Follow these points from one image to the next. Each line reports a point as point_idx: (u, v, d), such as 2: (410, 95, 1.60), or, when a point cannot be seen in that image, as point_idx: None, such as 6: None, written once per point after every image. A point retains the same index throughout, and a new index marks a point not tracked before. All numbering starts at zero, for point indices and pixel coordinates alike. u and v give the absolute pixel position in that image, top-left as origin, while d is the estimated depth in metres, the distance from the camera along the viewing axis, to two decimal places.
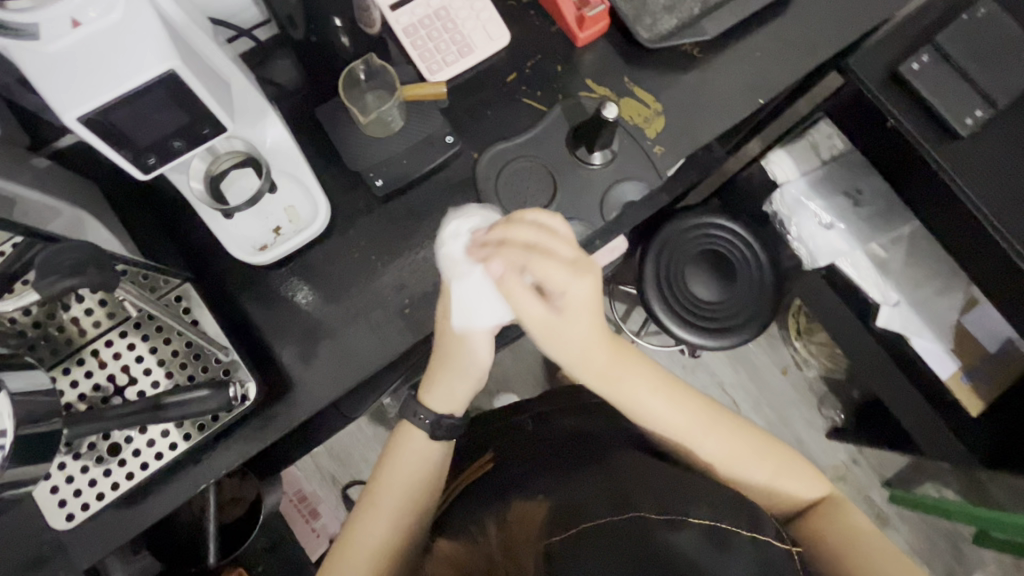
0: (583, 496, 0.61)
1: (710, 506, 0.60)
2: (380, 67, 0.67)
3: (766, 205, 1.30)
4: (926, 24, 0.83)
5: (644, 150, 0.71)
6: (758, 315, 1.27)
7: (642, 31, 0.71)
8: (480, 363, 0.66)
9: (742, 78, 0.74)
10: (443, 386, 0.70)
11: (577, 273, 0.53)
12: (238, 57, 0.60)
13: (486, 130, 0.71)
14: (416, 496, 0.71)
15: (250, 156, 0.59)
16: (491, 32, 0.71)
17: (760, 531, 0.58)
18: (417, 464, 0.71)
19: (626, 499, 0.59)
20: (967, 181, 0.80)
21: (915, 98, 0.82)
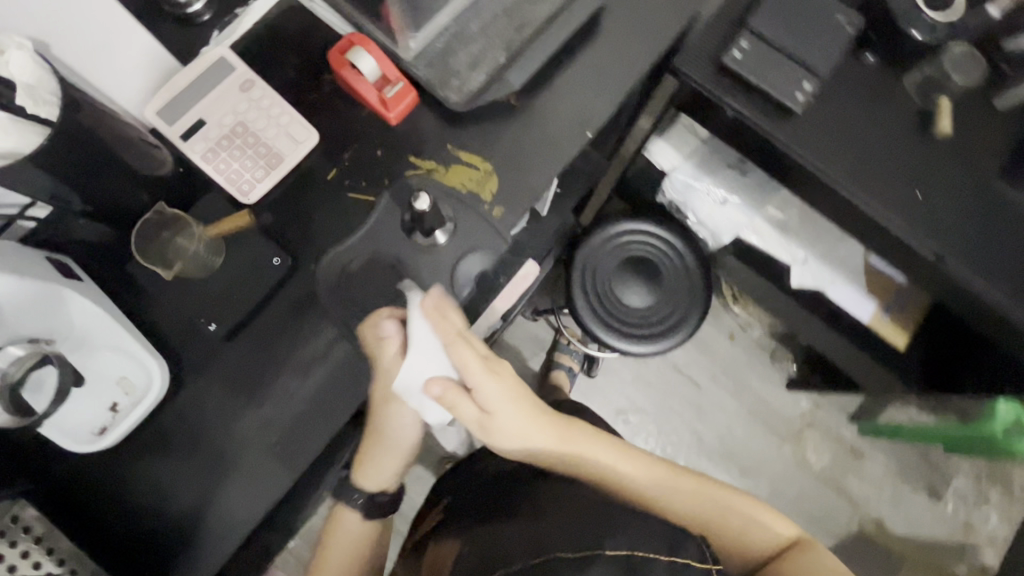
0: (508, 536, 0.63)
1: (631, 529, 0.58)
2: (176, 213, 0.64)
3: (661, 195, 1.30)
4: (739, 10, 0.83)
5: (484, 215, 0.69)
6: (695, 302, 1.28)
7: (450, 96, 0.70)
8: (408, 440, 0.69)
9: (567, 114, 0.73)
10: (377, 461, 0.72)
11: (491, 365, 0.64)
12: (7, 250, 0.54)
13: (320, 235, 0.68)
14: (355, 554, 0.75)
15: (43, 350, 0.54)
16: (296, 135, 0.67)
17: (678, 554, 0.56)
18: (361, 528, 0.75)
19: (541, 538, 0.59)
20: (813, 156, 0.82)
21: (748, 85, 0.82)
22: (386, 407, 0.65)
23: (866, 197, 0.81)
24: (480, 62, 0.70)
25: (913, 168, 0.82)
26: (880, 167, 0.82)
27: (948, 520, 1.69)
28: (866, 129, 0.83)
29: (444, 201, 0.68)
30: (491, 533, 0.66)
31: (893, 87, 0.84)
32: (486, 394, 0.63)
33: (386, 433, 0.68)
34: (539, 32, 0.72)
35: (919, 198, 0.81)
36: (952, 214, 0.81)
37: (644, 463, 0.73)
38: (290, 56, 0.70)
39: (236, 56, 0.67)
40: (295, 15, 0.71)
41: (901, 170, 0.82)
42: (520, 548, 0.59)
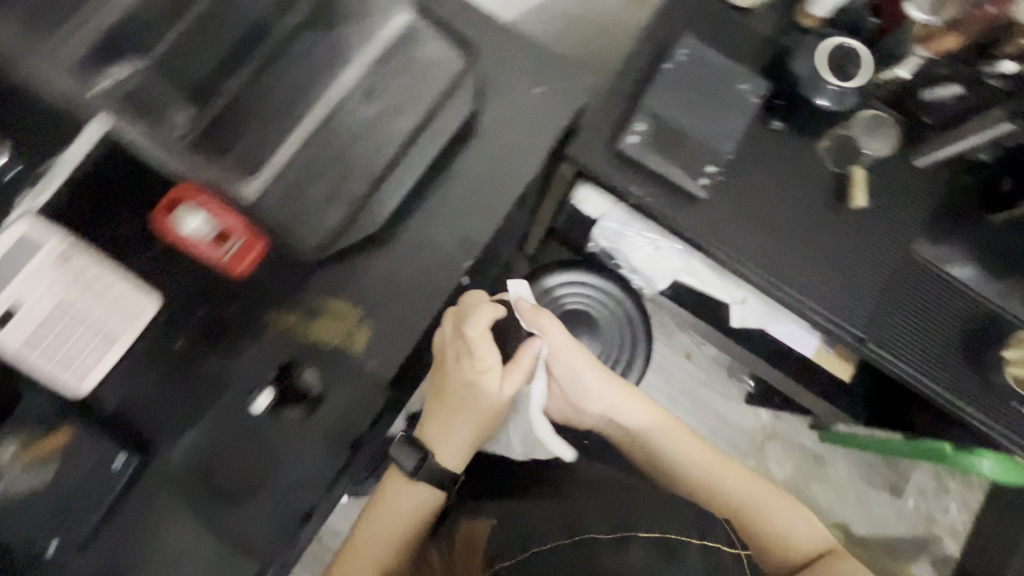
0: (536, 518, 0.70)
1: (655, 517, 0.67)
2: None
3: (590, 242, 1.23)
4: (631, 87, 0.77)
5: (357, 370, 0.63)
6: (638, 344, 1.23)
7: (305, 238, 0.62)
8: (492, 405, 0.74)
9: (443, 238, 0.67)
10: (468, 443, 0.76)
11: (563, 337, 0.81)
12: None
13: (173, 414, 0.60)
14: (410, 527, 0.75)
15: None
16: (128, 308, 0.57)
17: (705, 537, 0.65)
18: (416, 508, 0.75)
19: (579, 522, 0.66)
20: (724, 244, 0.76)
21: (648, 170, 0.75)
22: (495, 392, 0.73)
23: (780, 285, 0.76)
24: (338, 195, 0.63)
25: (829, 251, 0.76)
26: (794, 248, 0.76)
27: (909, 516, 1.70)
28: (780, 205, 0.77)
29: (307, 365, 0.62)
30: (517, 512, 0.73)
31: (806, 155, 0.77)
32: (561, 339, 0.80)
33: (487, 417, 0.75)
34: (401, 150, 0.64)
35: (833, 285, 0.76)
36: (867, 301, 0.76)
37: (707, 452, 0.85)
38: (114, 207, 0.59)
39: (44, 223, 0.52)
40: (113, 153, 0.56)
41: (815, 253, 0.76)
42: (554, 527, 0.66)
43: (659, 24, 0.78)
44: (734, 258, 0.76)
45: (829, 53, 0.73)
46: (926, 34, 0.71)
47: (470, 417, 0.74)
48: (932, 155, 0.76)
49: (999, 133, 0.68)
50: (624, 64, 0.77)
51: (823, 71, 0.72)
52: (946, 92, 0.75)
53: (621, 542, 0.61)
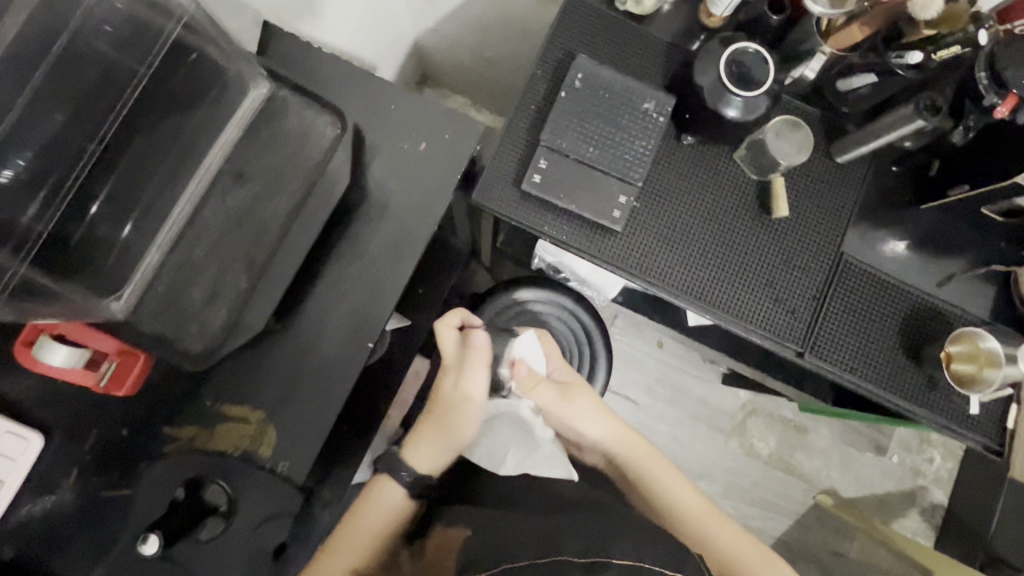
0: (519, 530, 0.49)
1: (644, 541, 0.47)
2: None
3: (533, 259, 1.14)
4: (529, 121, 0.72)
5: (266, 477, 0.59)
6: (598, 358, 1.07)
7: (185, 348, 0.57)
8: (457, 402, 0.65)
9: (342, 319, 0.62)
10: (435, 447, 0.65)
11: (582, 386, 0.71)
12: None
13: (83, 550, 0.58)
14: (386, 532, 0.63)
15: None
16: (9, 451, 0.54)
17: (684, 574, 0.45)
18: (392, 513, 0.63)
19: (554, 538, 0.47)
20: (647, 277, 0.72)
21: (558, 208, 0.71)
22: (450, 390, 0.65)
23: (709, 312, 0.72)
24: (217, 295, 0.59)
25: (757, 268, 0.73)
26: (722, 270, 0.73)
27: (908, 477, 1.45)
28: (702, 226, 0.73)
29: (213, 483, 0.59)
30: (501, 526, 0.52)
31: (722, 168, 0.73)
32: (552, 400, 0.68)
33: (446, 416, 0.65)
34: (280, 234, 0.60)
35: (765, 305, 0.73)
36: (801, 317, 0.73)
37: (709, 510, 0.66)
38: None
39: None
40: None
41: (742, 274, 0.73)
42: (528, 538, 0.48)
43: (552, 48, 0.73)
44: (659, 287, 0.72)
45: (729, 60, 0.67)
46: (827, 28, 0.67)
47: (433, 419, 0.65)
48: (858, 149, 0.71)
49: (920, 126, 0.65)
50: (517, 99, 0.72)
51: (727, 79, 0.66)
52: (862, 81, 0.70)
53: (595, 567, 0.42)
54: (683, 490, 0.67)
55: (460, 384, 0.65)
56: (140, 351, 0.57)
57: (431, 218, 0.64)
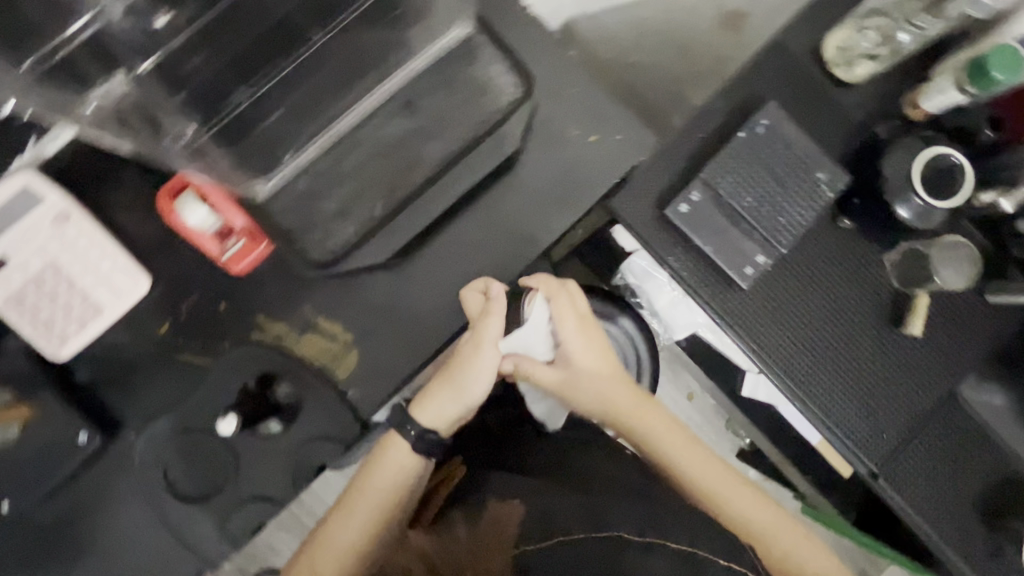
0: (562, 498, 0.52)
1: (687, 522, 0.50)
2: None
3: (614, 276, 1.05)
4: (695, 146, 0.69)
5: (333, 399, 0.59)
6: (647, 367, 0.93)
7: (307, 250, 0.58)
8: (471, 365, 0.56)
9: (453, 276, 0.61)
10: (441, 402, 0.58)
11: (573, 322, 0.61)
12: None
13: (146, 398, 0.59)
14: (398, 498, 0.58)
15: None
16: (119, 285, 0.57)
17: (734, 560, 0.48)
18: (399, 476, 0.58)
19: (601, 508, 0.50)
20: (735, 329, 0.68)
21: (690, 242, 0.68)
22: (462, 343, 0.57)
23: (784, 386, 0.69)
24: (352, 210, 0.59)
25: (850, 358, 0.69)
26: (817, 354, 0.69)
27: None
28: (824, 311, 0.69)
29: (283, 384, 0.59)
30: (543, 486, 0.55)
31: (868, 264, 0.70)
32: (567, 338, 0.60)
33: (457, 375, 0.57)
34: (431, 175, 0.59)
35: (846, 402, 0.69)
36: (879, 427, 0.69)
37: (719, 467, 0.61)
38: (122, 181, 0.59)
39: (48, 180, 0.55)
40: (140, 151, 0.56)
41: (841, 360, 0.69)
42: (575, 510, 0.51)
43: (742, 81, 0.70)
44: (747, 347, 0.69)
45: (924, 161, 0.64)
46: None
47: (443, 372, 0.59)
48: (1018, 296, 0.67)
49: None
50: (689, 121, 0.70)
51: (916, 176, 0.64)
52: None
53: (651, 547, 0.46)
54: (667, 432, 0.61)
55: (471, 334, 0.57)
56: (264, 236, 0.58)
57: (574, 210, 0.62)
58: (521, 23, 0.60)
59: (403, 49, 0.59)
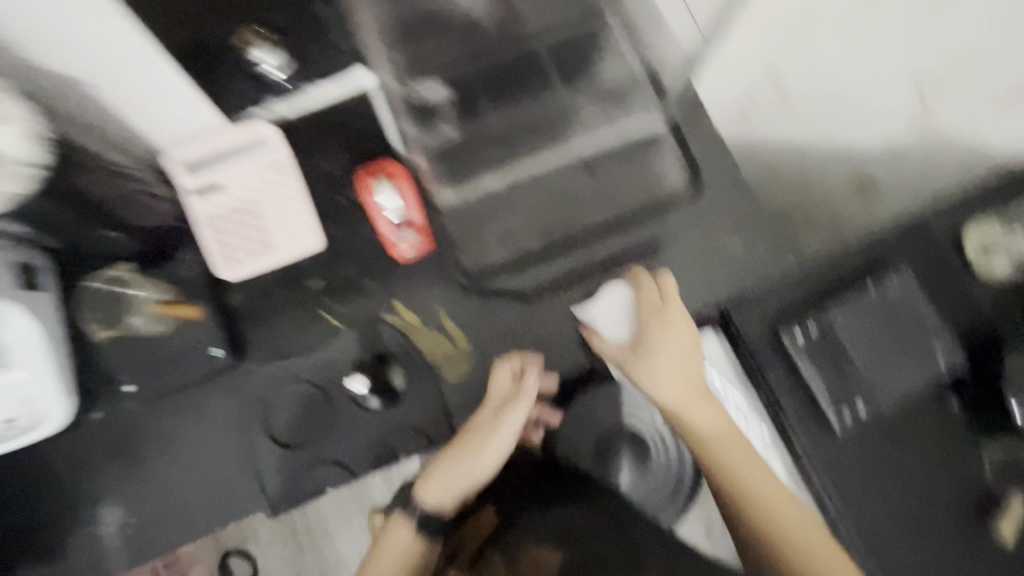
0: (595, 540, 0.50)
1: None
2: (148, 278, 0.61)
3: None
4: (824, 284, 0.72)
5: (435, 396, 0.63)
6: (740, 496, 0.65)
7: (463, 261, 0.65)
8: (481, 447, 0.56)
9: (572, 327, 0.65)
10: (449, 479, 0.56)
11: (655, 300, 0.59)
12: None
13: (277, 338, 0.65)
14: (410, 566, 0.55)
15: None
16: (298, 236, 0.65)
17: None
18: (409, 554, 0.55)
19: (637, 554, 0.48)
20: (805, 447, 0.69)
21: (794, 368, 0.70)
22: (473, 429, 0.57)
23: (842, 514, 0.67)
24: (512, 237, 0.66)
25: (914, 495, 0.68)
26: (883, 499, 0.68)
27: None
28: (909, 478, 0.68)
29: (397, 366, 0.63)
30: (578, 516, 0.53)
31: (967, 450, 0.69)
32: (652, 327, 0.57)
33: (457, 453, 0.56)
34: (587, 232, 0.66)
35: (906, 539, 0.66)
36: None
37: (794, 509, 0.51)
38: (333, 155, 0.68)
39: (281, 135, 0.65)
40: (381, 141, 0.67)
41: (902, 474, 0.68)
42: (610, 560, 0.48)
43: (886, 240, 0.73)
44: (820, 480, 0.68)
45: None
46: None
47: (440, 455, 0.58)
48: None
49: None
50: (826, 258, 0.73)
51: None
52: None
53: None
54: (743, 455, 0.52)
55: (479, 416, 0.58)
56: (433, 234, 0.65)
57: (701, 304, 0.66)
58: (705, 131, 0.67)
59: (599, 123, 0.68)
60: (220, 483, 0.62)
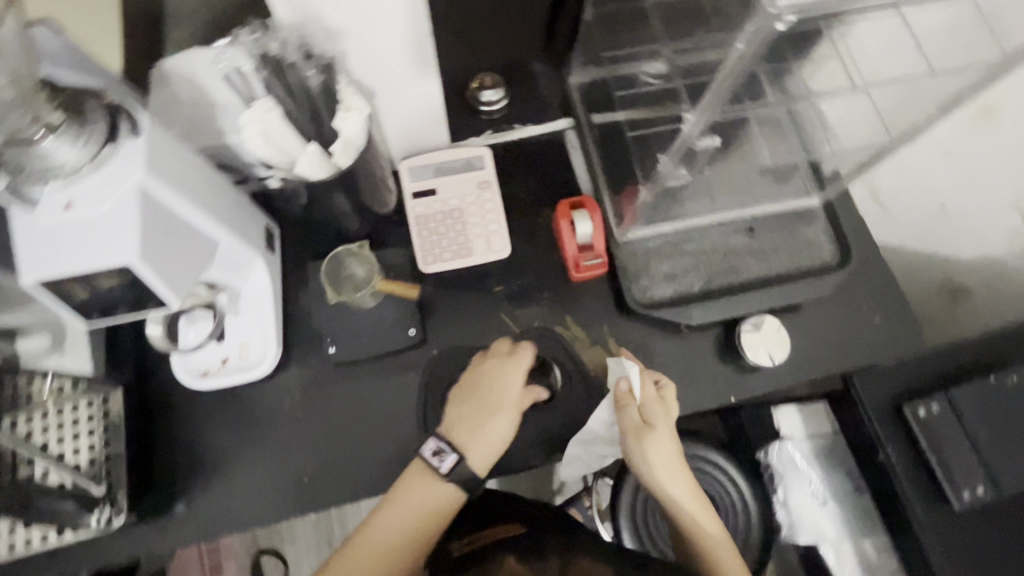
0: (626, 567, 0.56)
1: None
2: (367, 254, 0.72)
3: (760, 450, 0.99)
4: (945, 371, 0.77)
5: (591, 404, 0.72)
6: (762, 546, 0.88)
7: (633, 291, 0.73)
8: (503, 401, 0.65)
9: (714, 366, 0.74)
10: (486, 439, 0.64)
11: (658, 389, 0.67)
12: (241, 194, 0.66)
13: (457, 330, 0.73)
14: (421, 537, 0.62)
15: (227, 288, 0.65)
16: (493, 244, 0.75)
17: None
18: (431, 508, 0.62)
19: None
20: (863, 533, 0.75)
21: (915, 446, 0.74)
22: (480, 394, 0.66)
23: None
24: (677, 277, 0.74)
25: None
26: None
27: None
28: None
29: (564, 369, 0.72)
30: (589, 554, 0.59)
31: None
32: (658, 415, 0.65)
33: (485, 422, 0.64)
34: (745, 286, 0.73)
35: None
36: None
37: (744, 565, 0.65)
38: (525, 182, 0.79)
39: (491, 159, 0.77)
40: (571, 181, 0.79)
41: (1008, 563, 0.70)
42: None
43: (1004, 338, 0.77)
44: (938, 555, 0.71)
45: None
46: None
47: (468, 414, 0.65)
48: None
49: None
50: (951, 344, 0.78)
51: None
52: None
53: None
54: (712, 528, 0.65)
55: (504, 382, 0.66)
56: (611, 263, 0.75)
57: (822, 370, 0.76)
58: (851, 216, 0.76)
59: (763, 192, 0.76)
60: (391, 449, 0.69)
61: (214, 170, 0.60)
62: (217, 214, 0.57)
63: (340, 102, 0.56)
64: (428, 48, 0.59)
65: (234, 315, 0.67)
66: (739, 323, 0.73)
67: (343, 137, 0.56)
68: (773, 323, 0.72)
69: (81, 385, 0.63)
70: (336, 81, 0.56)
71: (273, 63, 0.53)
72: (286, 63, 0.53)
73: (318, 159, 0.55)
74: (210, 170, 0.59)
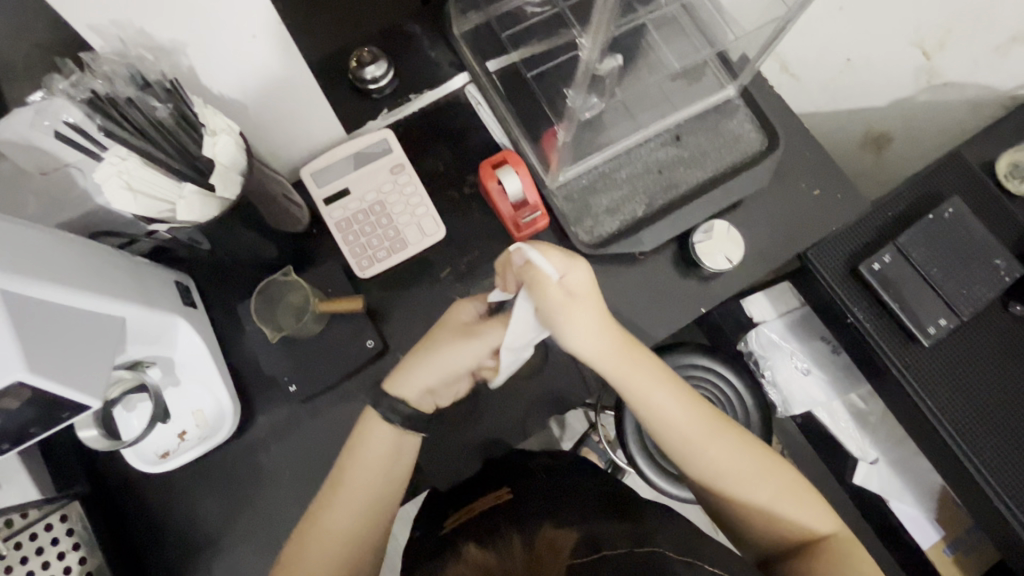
0: (601, 533, 0.54)
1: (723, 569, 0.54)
2: (292, 279, 0.66)
3: (740, 343, 1.01)
4: (888, 222, 0.79)
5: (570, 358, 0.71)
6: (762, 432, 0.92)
7: (580, 234, 0.70)
8: (452, 321, 0.60)
9: (678, 284, 0.74)
10: (427, 354, 0.59)
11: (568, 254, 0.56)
12: (133, 257, 0.59)
13: (417, 327, 0.70)
14: (383, 493, 0.59)
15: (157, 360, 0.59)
16: (425, 229, 0.70)
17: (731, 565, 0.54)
18: (385, 457, 0.59)
19: (646, 537, 0.55)
20: None
21: (879, 300, 0.76)
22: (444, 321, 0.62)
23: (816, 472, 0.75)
24: (619, 207, 0.71)
25: (997, 399, 0.74)
26: (968, 401, 0.74)
27: None
28: (1001, 384, 0.74)
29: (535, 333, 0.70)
30: (570, 520, 0.58)
31: None
32: (581, 283, 0.54)
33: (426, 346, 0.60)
34: (687, 197, 0.71)
35: (1003, 438, 0.73)
36: None
37: (693, 402, 0.62)
38: (440, 155, 0.74)
39: (396, 140, 0.71)
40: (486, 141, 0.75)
41: (978, 383, 0.75)
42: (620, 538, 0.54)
43: (932, 176, 0.79)
44: (918, 393, 0.75)
45: None
46: None
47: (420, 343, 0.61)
48: None
49: None
50: (888, 195, 0.80)
51: None
52: None
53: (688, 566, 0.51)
54: (649, 383, 0.60)
55: (458, 307, 0.62)
56: (551, 211, 0.72)
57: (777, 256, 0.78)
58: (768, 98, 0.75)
59: (679, 97, 0.74)
60: None
61: (87, 245, 0.53)
62: (113, 292, 0.51)
63: (202, 126, 0.49)
64: (285, 41, 0.51)
65: (175, 386, 0.61)
66: (690, 234, 0.72)
67: (219, 167, 0.50)
68: (722, 227, 0.72)
69: (29, 513, 0.57)
70: (188, 104, 0.48)
71: (108, 105, 0.45)
72: (121, 100, 0.45)
73: (201, 200, 0.50)
74: (88, 246, 0.53)
